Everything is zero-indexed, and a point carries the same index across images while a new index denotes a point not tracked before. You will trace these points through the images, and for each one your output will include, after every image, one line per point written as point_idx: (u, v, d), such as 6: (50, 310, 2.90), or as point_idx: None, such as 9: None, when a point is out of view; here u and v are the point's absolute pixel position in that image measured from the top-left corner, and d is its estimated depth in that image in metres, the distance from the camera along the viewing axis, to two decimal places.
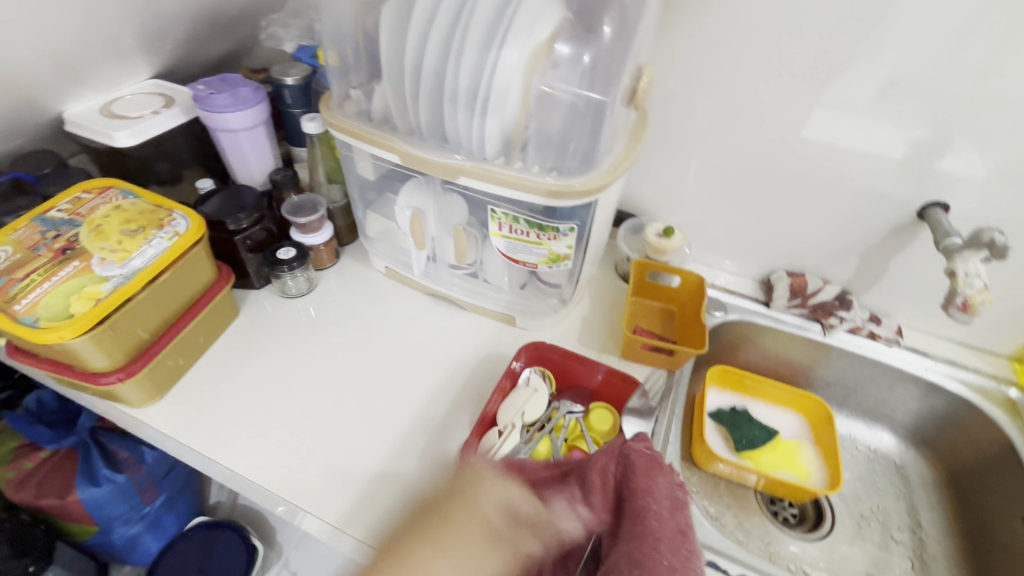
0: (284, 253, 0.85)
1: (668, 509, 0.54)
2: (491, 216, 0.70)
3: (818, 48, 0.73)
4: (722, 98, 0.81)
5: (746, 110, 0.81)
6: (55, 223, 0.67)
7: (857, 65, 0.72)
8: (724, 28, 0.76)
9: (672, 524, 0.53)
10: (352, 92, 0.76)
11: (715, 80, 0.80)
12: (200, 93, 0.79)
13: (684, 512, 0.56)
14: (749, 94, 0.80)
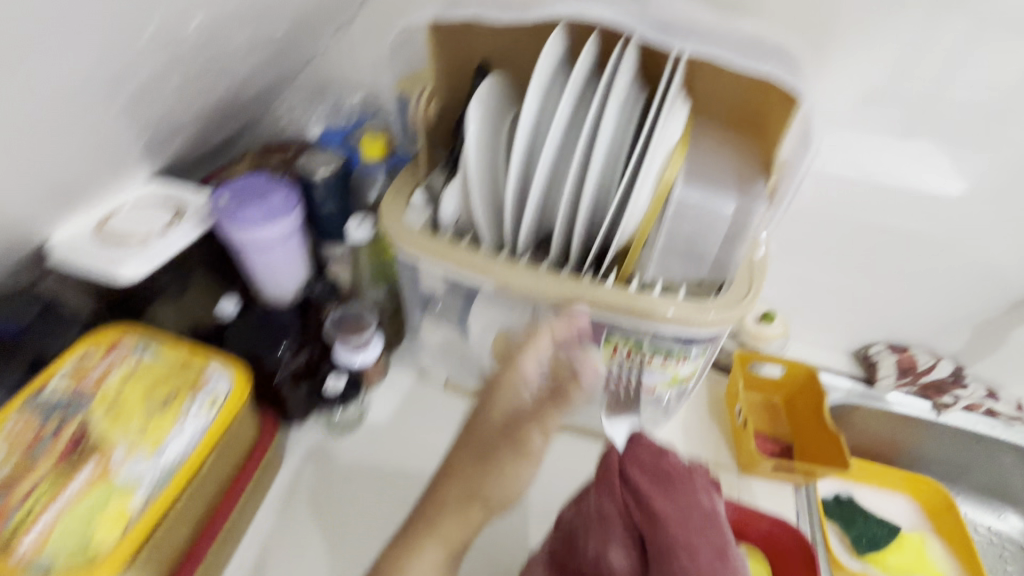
0: (335, 383, 0.71)
1: (699, 530, 0.50)
2: (605, 341, 0.58)
3: (947, 118, 0.65)
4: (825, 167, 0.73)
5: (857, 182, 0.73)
6: (55, 405, 0.52)
7: (993, 137, 0.65)
8: (831, 95, 0.67)
9: (707, 549, 0.50)
10: (414, 198, 0.64)
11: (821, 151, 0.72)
12: (225, 207, 0.66)
13: (719, 529, 0.51)
14: (855, 162, 0.72)
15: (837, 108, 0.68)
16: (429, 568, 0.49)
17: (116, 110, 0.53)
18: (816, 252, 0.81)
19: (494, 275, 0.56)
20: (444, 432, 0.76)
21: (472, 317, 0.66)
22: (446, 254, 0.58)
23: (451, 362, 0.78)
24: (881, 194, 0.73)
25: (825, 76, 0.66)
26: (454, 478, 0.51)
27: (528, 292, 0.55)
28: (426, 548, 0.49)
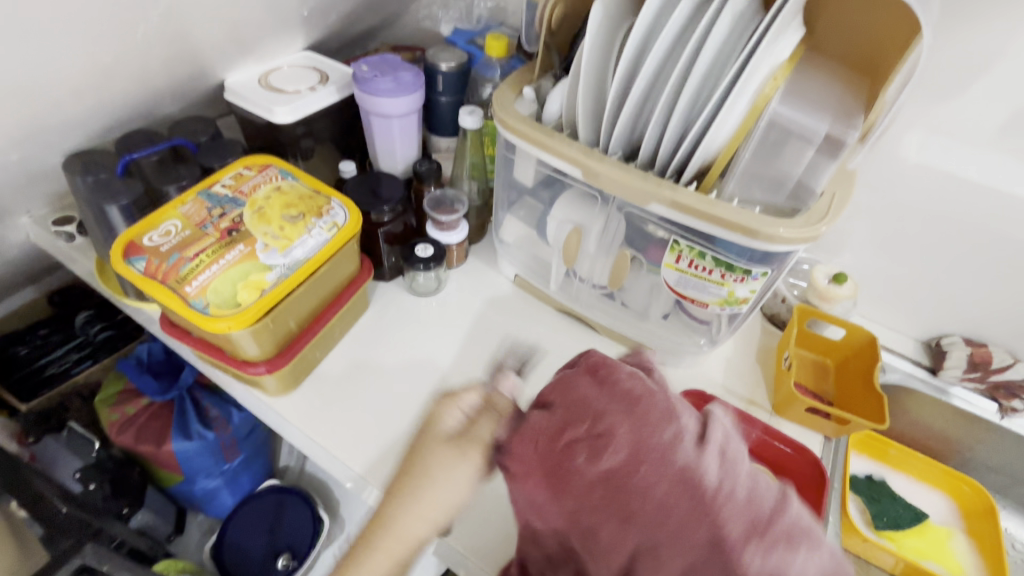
0: (422, 250, 0.81)
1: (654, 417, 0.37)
2: (671, 246, 0.63)
3: None
4: (937, 134, 0.70)
5: (967, 156, 0.70)
6: (220, 200, 0.65)
7: None
8: (959, 56, 0.65)
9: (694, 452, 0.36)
10: (525, 90, 0.70)
11: (935, 117, 0.70)
12: (364, 74, 0.76)
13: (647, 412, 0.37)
14: (971, 133, 0.69)
15: (963, 69, 0.66)
16: (415, 527, 0.54)
17: None
18: (907, 227, 0.80)
19: (584, 166, 0.62)
20: (506, 318, 0.85)
21: (553, 211, 0.73)
22: (546, 139, 0.64)
23: (524, 260, 0.86)
24: (992, 173, 0.70)
25: (958, 34, 0.64)
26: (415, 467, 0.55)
27: (613, 184, 0.61)
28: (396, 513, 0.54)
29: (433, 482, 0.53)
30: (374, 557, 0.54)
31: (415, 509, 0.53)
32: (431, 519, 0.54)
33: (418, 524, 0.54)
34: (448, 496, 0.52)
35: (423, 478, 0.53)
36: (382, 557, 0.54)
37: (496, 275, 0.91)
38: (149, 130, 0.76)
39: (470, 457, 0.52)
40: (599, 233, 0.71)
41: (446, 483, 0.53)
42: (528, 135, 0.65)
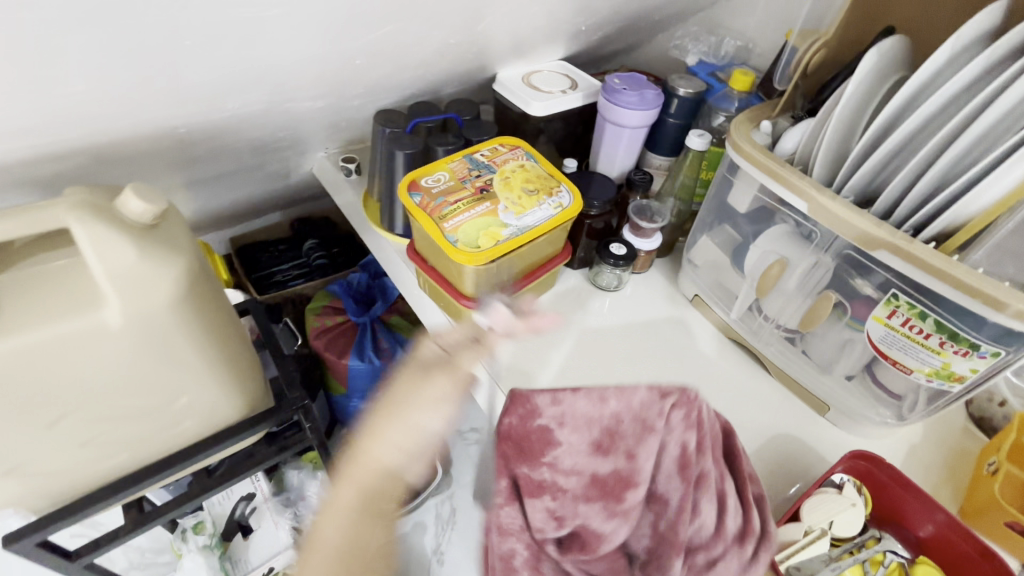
0: (616, 249, 0.88)
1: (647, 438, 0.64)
2: (886, 299, 0.62)
3: None
4: None
5: None
6: (478, 164, 0.80)
7: None
8: None
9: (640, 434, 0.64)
10: (763, 123, 0.74)
11: None
12: (614, 86, 0.86)
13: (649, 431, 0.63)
14: None
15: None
16: (386, 459, 0.74)
17: None
18: None
19: (812, 201, 0.64)
20: (676, 333, 0.88)
21: (759, 240, 0.75)
22: (778, 169, 0.66)
23: (708, 282, 0.89)
24: None
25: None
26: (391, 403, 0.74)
27: (839, 224, 0.62)
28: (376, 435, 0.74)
29: (412, 415, 0.72)
30: (359, 474, 0.75)
31: (396, 430, 0.73)
32: (405, 454, 0.74)
33: (371, 469, 0.75)
34: (423, 421, 0.72)
35: (409, 429, 0.73)
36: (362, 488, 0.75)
37: (674, 291, 0.95)
38: (432, 102, 0.95)
39: (435, 379, 0.72)
40: (802, 272, 0.72)
41: (429, 418, 0.73)
42: (758, 162, 0.68)
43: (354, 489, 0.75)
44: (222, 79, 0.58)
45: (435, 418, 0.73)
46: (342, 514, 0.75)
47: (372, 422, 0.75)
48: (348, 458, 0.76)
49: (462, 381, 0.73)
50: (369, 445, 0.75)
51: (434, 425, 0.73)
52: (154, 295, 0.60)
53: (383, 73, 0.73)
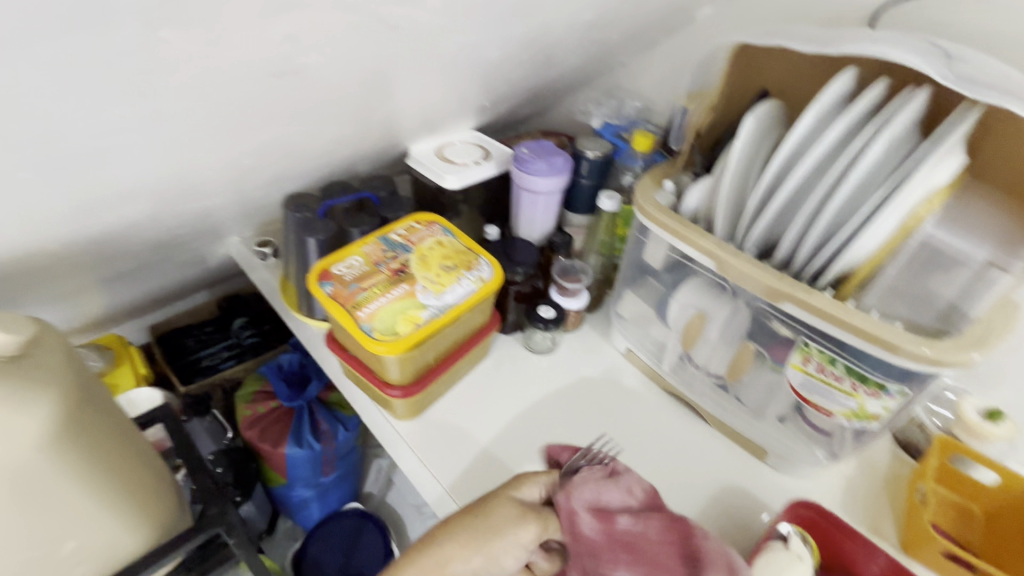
0: (545, 312, 0.87)
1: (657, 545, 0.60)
2: (799, 347, 0.63)
3: None
4: None
5: None
6: (393, 244, 0.78)
7: None
8: None
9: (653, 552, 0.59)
10: (665, 183, 0.77)
11: None
12: (523, 156, 0.88)
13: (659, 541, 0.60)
14: None
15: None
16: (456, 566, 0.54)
17: (484, 75, 0.79)
18: None
19: (716, 257, 0.66)
20: (614, 389, 0.88)
21: (676, 295, 0.77)
22: (682, 229, 0.69)
23: (637, 336, 0.89)
24: None
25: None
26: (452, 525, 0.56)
27: (743, 278, 0.64)
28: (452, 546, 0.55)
29: (500, 534, 0.56)
30: (448, 549, 0.55)
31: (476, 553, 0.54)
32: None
33: (446, 546, 0.55)
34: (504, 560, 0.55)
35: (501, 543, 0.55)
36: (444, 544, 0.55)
37: (607, 347, 0.94)
38: (345, 182, 0.93)
39: (530, 525, 0.57)
40: (722, 323, 0.73)
41: (512, 537, 0.56)
42: (663, 223, 0.71)
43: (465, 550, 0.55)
44: (90, 195, 0.53)
45: (512, 508, 0.58)
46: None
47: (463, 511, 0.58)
48: (436, 534, 0.56)
49: (525, 499, 0.60)
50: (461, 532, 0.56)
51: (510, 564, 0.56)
52: (20, 437, 0.53)
53: (282, 166, 0.70)
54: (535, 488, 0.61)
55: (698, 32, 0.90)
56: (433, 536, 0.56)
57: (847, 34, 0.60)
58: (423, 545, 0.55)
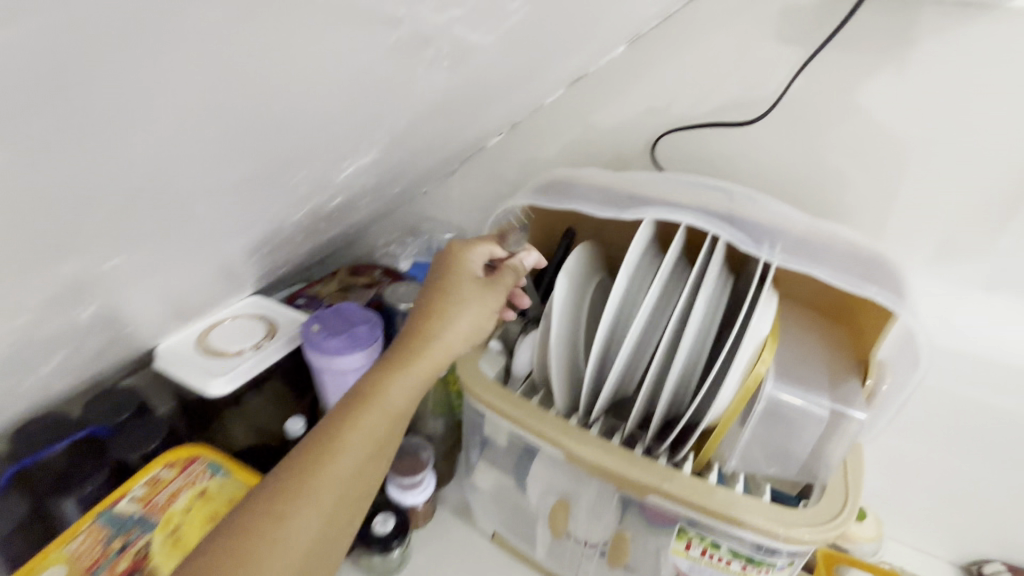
0: (381, 526, 0.68)
1: None
2: (679, 533, 0.54)
3: None
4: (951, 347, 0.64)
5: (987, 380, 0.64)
6: (126, 526, 0.53)
7: None
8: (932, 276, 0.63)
9: None
10: (490, 348, 0.65)
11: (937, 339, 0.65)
12: (314, 335, 0.70)
13: None
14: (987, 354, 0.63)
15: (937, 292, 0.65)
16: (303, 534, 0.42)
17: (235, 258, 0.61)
18: (920, 450, 0.71)
19: (564, 448, 0.55)
20: None
21: (533, 475, 0.64)
22: (519, 417, 0.57)
23: (501, 514, 0.73)
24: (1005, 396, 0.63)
25: (927, 262, 0.64)
26: (301, 495, 0.43)
27: (599, 470, 0.54)
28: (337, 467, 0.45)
29: (459, 304, 0.55)
30: (321, 509, 0.44)
31: (426, 368, 0.52)
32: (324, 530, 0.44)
33: (314, 519, 0.43)
34: None
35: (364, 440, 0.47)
36: None
37: (471, 530, 0.78)
38: (58, 415, 0.65)
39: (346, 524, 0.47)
40: (590, 504, 0.62)
41: (464, 315, 0.55)
42: (495, 409, 0.58)
43: (371, 442, 0.48)
44: None
45: (466, 320, 0.55)
46: (301, 561, 0.42)
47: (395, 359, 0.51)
48: (286, 498, 0.43)
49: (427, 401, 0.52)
50: (305, 487, 0.43)
51: None
52: None
53: None
54: (482, 252, 0.58)
55: (491, 160, 0.84)
56: (260, 517, 0.42)
57: (640, 189, 0.57)
58: (269, 517, 0.42)
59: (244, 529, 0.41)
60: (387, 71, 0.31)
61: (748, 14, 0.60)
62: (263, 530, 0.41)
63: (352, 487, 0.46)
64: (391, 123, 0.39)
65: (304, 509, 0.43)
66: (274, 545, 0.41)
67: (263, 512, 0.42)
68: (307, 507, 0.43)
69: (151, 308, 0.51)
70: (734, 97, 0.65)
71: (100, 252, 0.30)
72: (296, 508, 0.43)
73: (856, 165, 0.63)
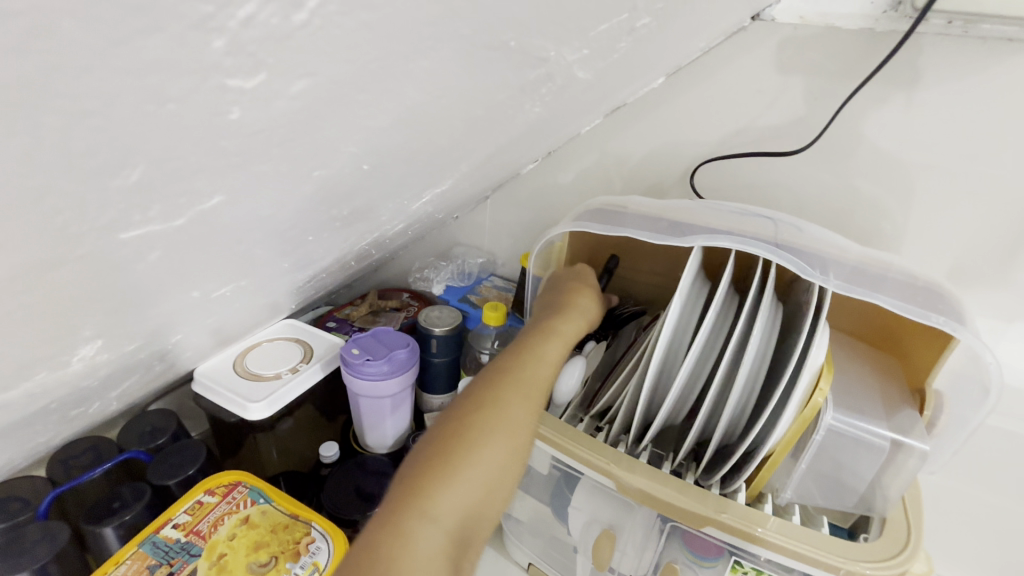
0: None
1: None
2: (733, 567, 0.55)
3: None
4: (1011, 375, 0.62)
5: None
6: (170, 553, 0.52)
7: None
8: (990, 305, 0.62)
9: None
10: None
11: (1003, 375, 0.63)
12: (354, 358, 0.70)
13: None
14: None
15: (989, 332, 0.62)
16: (527, 409, 0.45)
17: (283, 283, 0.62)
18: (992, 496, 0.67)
19: (616, 477, 0.54)
20: None
21: (575, 504, 0.63)
22: (566, 442, 0.56)
23: (534, 546, 0.72)
24: None
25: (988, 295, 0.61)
26: (528, 372, 0.48)
27: (649, 498, 0.52)
28: (536, 367, 0.49)
29: (595, 290, 0.60)
30: (524, 420, 0.44)
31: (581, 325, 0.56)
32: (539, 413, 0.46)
33: (535, 406, 0.46)
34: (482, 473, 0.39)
35: (529, 381, 0.47)
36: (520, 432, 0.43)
37: (504, 562, 0.76)
38: (97, 438, 0.65)
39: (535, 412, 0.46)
40: (635, 532, 0.60)
41: (597, 302, 0.60)
42: (549, 437, 0.57)
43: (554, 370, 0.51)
44: None
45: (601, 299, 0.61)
46: (516, 445, 0.43)
47: (509, 353, 0.50)
48: (511, 381, 0.47)
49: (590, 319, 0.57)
50: (489, 420, 0.42)
51: (495, 477, 0.40)
52: None
53: None
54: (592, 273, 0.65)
55: (530, 190, 0.85)
56: (505, 376, 0.46)
57: (686, 220, 0.57)
58: (499, 396, 0.44)
59: (439, 455, 0.40)
60: (498, 91, 0.31)
61: (791, 51, 0.61)
62: (508, 393, 0.45)
63: (541, 401, 0.48)
64: (473, 152, 0.41)
65: (526, 396, 0.46)
66: (509, 432, 0.42)
67: (478, 419, 0.42)
68: (535, 391, 0.47)
69: (206, 336, 0.51)
70: (775, 127, 0.65)
71: (190, 285, 0.30)
72: (527, 386, 0.47)
73: (906, 203, 0.62)
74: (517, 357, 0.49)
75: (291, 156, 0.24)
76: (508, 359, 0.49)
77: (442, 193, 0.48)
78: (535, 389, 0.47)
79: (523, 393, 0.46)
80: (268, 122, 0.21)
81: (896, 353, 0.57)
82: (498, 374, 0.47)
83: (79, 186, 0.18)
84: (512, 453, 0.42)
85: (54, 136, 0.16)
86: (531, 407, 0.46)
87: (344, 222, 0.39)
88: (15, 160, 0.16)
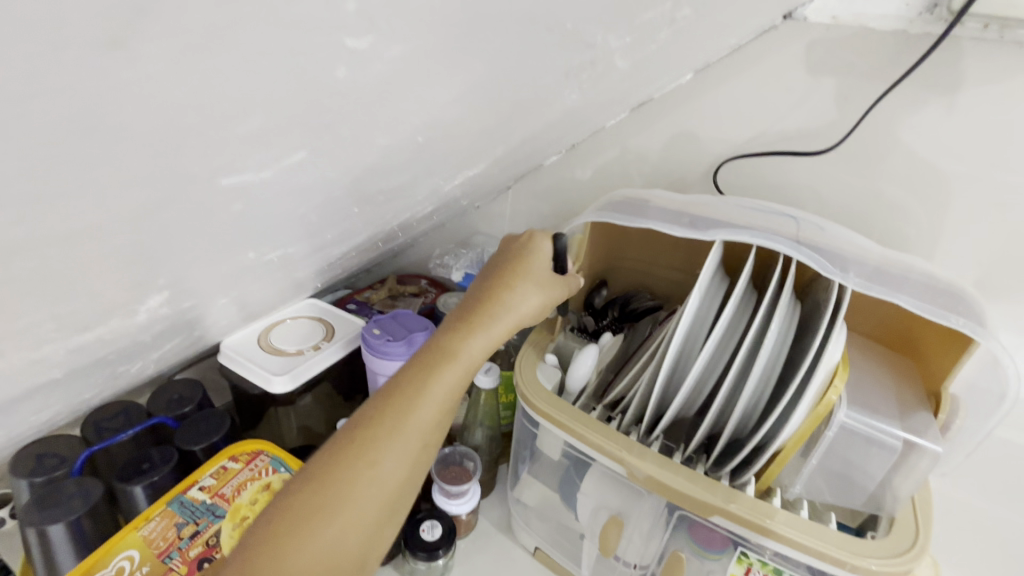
0: (428, 532, 0.69)
1: None
2: (739, 558, 0.56)
3: None
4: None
5: None
6: (196, 513, 0.55)
7: None
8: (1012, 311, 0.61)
9: None
10: (550, 359, 0.66)
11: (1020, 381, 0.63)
12: (374, 338, 0.72)
13: None
14: None
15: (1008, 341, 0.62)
16: (391, 466, 0.38)
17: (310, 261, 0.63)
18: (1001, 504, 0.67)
19: (627, 464, 0.55)
20: None
21: (584, 489, 0.64)
22: (579, 427, 0.57)
23: (542, 531, 0.74)
24: None
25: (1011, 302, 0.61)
26: (402, 419, 0.39)
27: (659, 487, 0.53)
28: (412, 411, 0.40)
29: (531, 278, 0.51)
30: (387, 482, 0.38)
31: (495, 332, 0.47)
32: (416, 465, 0.40)
33: (397, 470, 0.38)
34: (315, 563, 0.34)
35: (401, 431, 0.39)
36: (375, 500, 0.37)
37: (511, 545, 0.77)
38: (127, 403, 0.68)
39: (407, 466, 0.39)
40: (642, 520, 0.61)
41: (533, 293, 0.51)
42: (560, 422, 0.58)
43: (441, 406, 0.42)
44: None
45: (535, 300, 0.51)
46: (363, 514, 0.37)
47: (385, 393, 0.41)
48: (377, 432, 0.39)
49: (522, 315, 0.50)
50: (332, 494, 0.36)
51: (342, 556, 0.36)
52: None
53: None
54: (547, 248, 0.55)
55: (552, 183, 0.86)
56: (365, 431, 0.38)
57: (709, 214, 0.57)
58: (347, 461, 0.37)
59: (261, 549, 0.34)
60: (535, 77, 0.32)
61: (821, 52, 0.61)
62: (367, 452, 0.38)
63: (419, 450, 0.40)
64: (505, 136, 0.42)
65: (392, 450, 0.38)
66: (348, 511, 0.36)
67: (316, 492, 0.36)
68: (403, 442, 0.39)
69: (238, 308, 0.53)
70: (802, 127, 0.65)
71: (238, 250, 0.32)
72: (396, 438, 0.39)
73: (931, 207, 0.62)
74: (388, 399, 0.40)
75: (345, 127, 0.26)
76: (377, 402, 0.40)
77: (470, 178, 0.50)
78: (411, 441, 0.39)
79: (391, 446, 0.38)
80: (329, 93, 0.22)
81: (914, 357, 0.57)
82: (362, 424, 0.39)
83: (161, 139, 0.20)
84: (362, 525, 0.37)
85: (146, 85, 0.17)
86: (400, 463, 0.39)
87: (378, 202, 0.41)
88: (111, 106, 0.17)
